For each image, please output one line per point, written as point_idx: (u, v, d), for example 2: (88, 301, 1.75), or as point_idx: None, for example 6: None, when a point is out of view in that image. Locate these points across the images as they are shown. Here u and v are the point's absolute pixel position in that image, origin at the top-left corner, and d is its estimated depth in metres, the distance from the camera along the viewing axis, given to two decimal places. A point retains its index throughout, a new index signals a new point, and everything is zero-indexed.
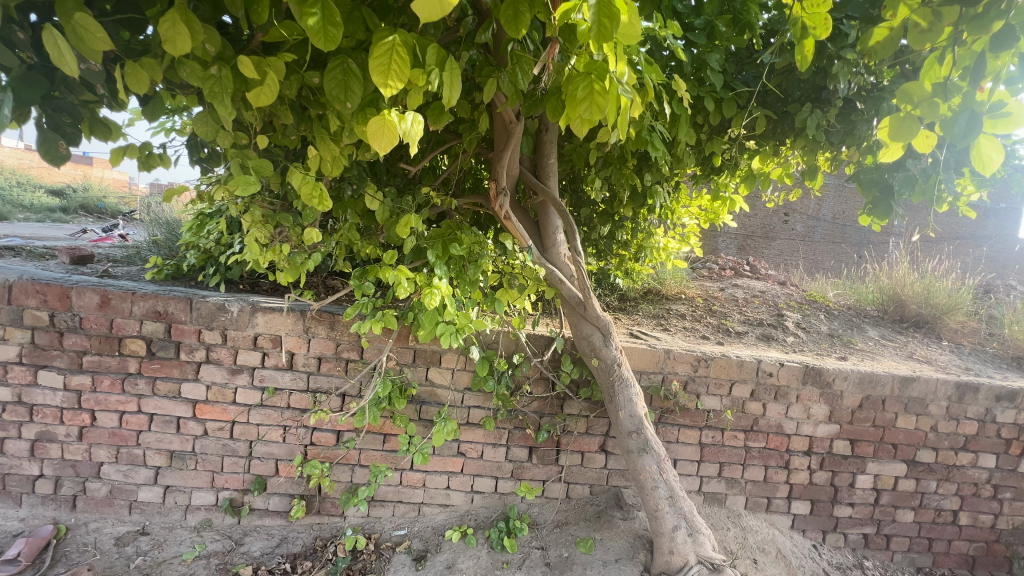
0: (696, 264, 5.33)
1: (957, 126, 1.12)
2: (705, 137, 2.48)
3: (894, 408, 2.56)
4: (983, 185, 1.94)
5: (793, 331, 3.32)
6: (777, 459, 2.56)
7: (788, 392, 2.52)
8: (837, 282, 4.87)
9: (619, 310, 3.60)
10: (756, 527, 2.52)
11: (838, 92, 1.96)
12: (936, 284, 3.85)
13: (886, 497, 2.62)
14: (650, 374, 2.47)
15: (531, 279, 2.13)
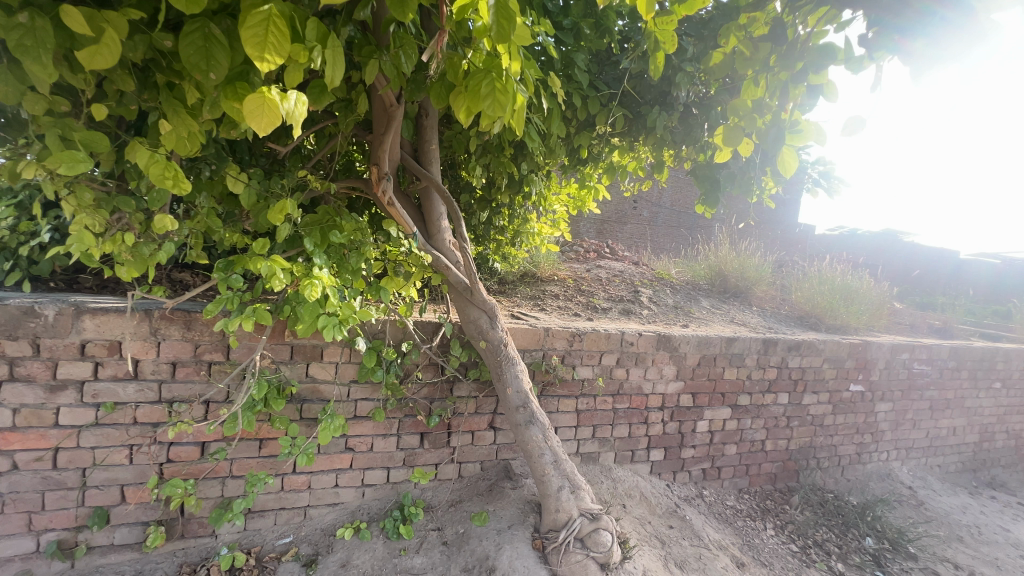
0: (565, 248, 5.76)
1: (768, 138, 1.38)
2: (574, 131, 2.70)
3: (722, 363, 3.13)
4: (780, 181, 2.45)
5: (646, 305, 3.81)
6: (638, 416, 2.96)
7: (645, 357, 2.92)
8: (678, 262, 5.70)
9: (499, 293, 3.75)
10: (623, 477, 2.89)
11: (680, 98, 2.29)
12: (747, 262, 4.75)
13: (717, 436, 3.21)
14: (532, 351, 2.65)
15: (417, 266, 2.12)
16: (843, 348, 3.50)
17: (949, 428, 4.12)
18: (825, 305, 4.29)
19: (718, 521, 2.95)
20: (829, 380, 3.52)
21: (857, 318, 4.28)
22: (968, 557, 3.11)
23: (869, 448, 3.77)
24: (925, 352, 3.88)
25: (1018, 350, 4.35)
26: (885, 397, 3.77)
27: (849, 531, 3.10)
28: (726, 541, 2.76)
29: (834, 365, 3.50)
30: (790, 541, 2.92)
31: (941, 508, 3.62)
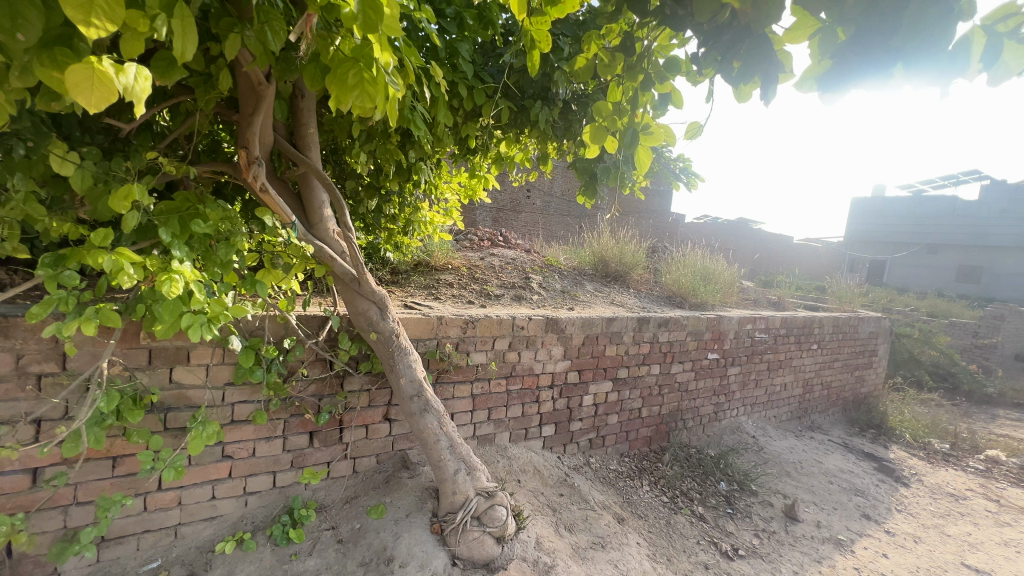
0: (459, 236, 5.80)
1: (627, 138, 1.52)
2: (461, 121, 2.72)
3: (603, 341, 3.43)
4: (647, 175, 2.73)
5: (537, 290, 4.01)
6: (530, 395, 3.13)
7: (535, 339, 3.08)
8: (566, 249, 6.05)
9: (391, 283, 3.67)
10: (518, 454, 3.04)
11: (559, 94, 2.43)
12: (625, 248, 5.21)
13: (601, 408, 3.52)
14: (426, 340, 2.66)
15: (297, 257, 2.00)
16: (702, 322, 4.04)
17: (781, 384, 4.98)
18: (688, 285, 4.88)
19: (602, 484, 3.25)
20: (691, 350, 4.03)
21: (713, 296, 4.95)
22: (794, 487, 3.81)
23: (724, 407, 4.41)
24: (763, 322, 4.63)
25: (828, 317, 5.38)
26: (734, 362, 4.43)
27: (708, 478, 3.61)
28: (609, 500, 3.07)
29: (695, 337, 4.03)
30: (661, 493, 3.33)
31: (776, 451, 4.38)
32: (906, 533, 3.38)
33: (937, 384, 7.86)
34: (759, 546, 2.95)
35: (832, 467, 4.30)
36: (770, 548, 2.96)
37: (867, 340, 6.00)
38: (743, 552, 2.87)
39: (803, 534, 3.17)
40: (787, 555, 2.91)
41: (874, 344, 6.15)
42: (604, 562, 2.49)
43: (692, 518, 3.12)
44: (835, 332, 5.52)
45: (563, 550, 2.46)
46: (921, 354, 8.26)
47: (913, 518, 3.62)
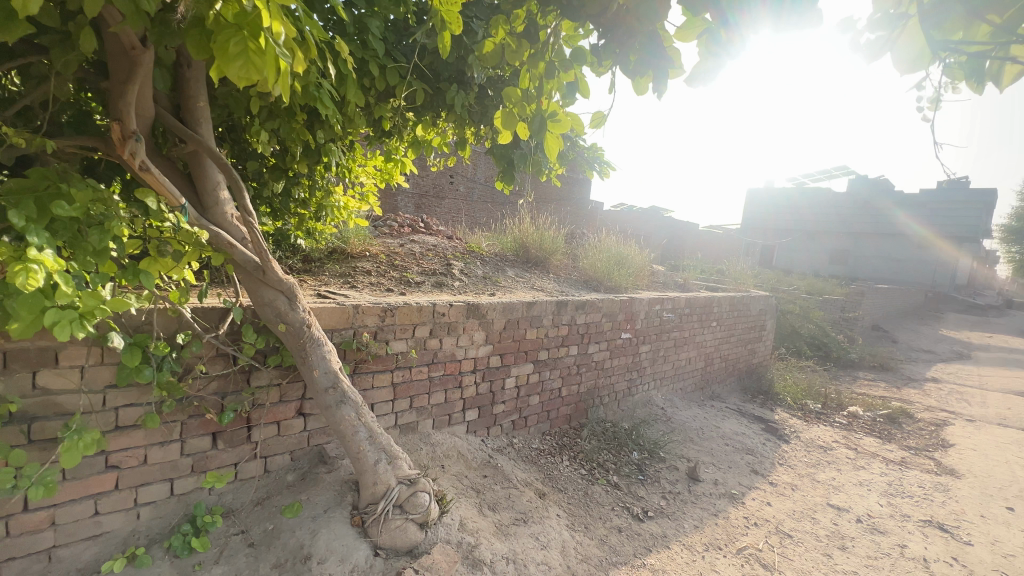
0: (378, 222, 5.61)
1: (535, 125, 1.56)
2: (373, 101, 2.62)
3: (524, 325, 3.51)
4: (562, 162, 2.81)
5: (458, 277, 3.99)
6: (452, 381, 3.13)
7: (456, 326, 3.09)
8: (488, 235, 6.08)
9: (303, 271, 3.46)
10: (442, 440, 3.05)
11: (475, 79, 2.41)
12: (545, 234, 5.35)
13: (523, 390, 3.61)
14: (341, 330, 2.56)
15: (189, 244, 1.83)
16: (616, 304, 4.29)
17: (686, 359, 5.43)
18: (604, 269, 5.13)
19: (525, 463, 3.36)
20: (606, 331, 4.27)
21: (626, 279, 5.25)
22: (696, 451, 4.20)
23: (636, 382, 4.72)
24: (670, 303, 5.01)
25: (725, 297, 5.94)
26: (645, 340, 4.76)
27: (622, 449, 3.87)
28: (531, 478, 3.18)
29: (610, 319, 4.26)
30: (580, 467, 3.51)
31: (681, 420, 4.79)
32: (786, 483, 3.88)
33: (813, 353, 9.03)
34: (666, 506, 3.23)
35: (728, 431, 4.79)
36: (675, 507, 3.25)
37: (757, 316, 6.72)
38: (652, 513, 3.12)
39: (703, 492, 3.52)
40: (689, 512, 3.21)
41: (764, 319, 6.90)
42: (526, 536, 2.59)
43: (607, 487, 3.33)
44: (731, 310, 6.12)
45: (487, 529, 2.52)
46: (801, 327, 9.42)
47: (791, 469, 4.15)
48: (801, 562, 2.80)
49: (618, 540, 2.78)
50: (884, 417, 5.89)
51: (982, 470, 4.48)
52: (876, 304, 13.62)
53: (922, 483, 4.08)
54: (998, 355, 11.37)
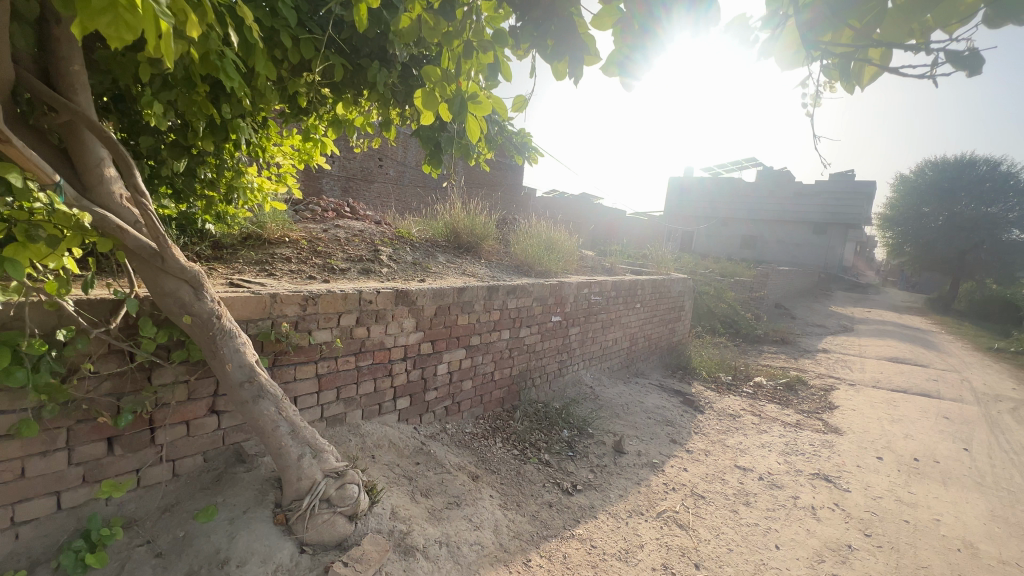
0: (299, 206, 5.29)
1: (455, 106, 1.54)
2: (287, 75, 2.44)
3: (455, 311, 3.50)
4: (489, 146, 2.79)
5: (386, 263, 3.88)
6: (382, 370, 3.06)
7: (385, 313, 3.01)
8: (419, 220, 5.95)
9: (213, 258, 3.19)
10: (372, 430, 2.98)
11: (398, 57, 2.32)
12: (476, 220, 5.33)
13: (455, 375, 3.61)
14: (257, 321, 2.40)
15: (69, 228, 1.62)
16: (546, 289, 4.39)
17: (612, 339, 5.70)
18: (534, 255, 5.22)
19: (458, 448, 3.38)
20: (537, 314, 4.36)
21: (556, 264, 5.38)
22: (622, 426, 4.44)
23: (566, 364, 4.89)
24: (597, 286, 5.21)
25: (648, 280, 6.28)
26: (574, 323, 4.92)
27: (553, 428, 4.00)
28: (464, 462, 3.21)
29: (540, 303, 4.36)
30: (512, 448, 3.60)
31: (609, 397, 5.03)
32: (701, 449, 4.22)
33: (725, 330, 9.84)
34: (593, 479, 3.40)
35: (651, 405, 5.12)
36: (602, 479, 3.42)
37: (677, 297, 7.18)
38: (580, 486, 3.27)
39: (627, 464, 3.74)
40: (614, 482, 3.40)
41: (683, 300, 7.39)
42: (459, 519, 2.61)
43: (539, 465, 3.44)
44: (653, 292, 6.49)
45: (420, 515, 2.52)
46: (716, 306, 10.22)
47: (705, 436, 4.53)
48: (712, 519, 3.08)
49: (549, 514, 2.89)
50: (783, 385, 6.57)
51: (860, 427, 5.16)
52: (778, 284, 15.07)
53: (813, 441, 4.62)
54: (874, 327, 13.08)
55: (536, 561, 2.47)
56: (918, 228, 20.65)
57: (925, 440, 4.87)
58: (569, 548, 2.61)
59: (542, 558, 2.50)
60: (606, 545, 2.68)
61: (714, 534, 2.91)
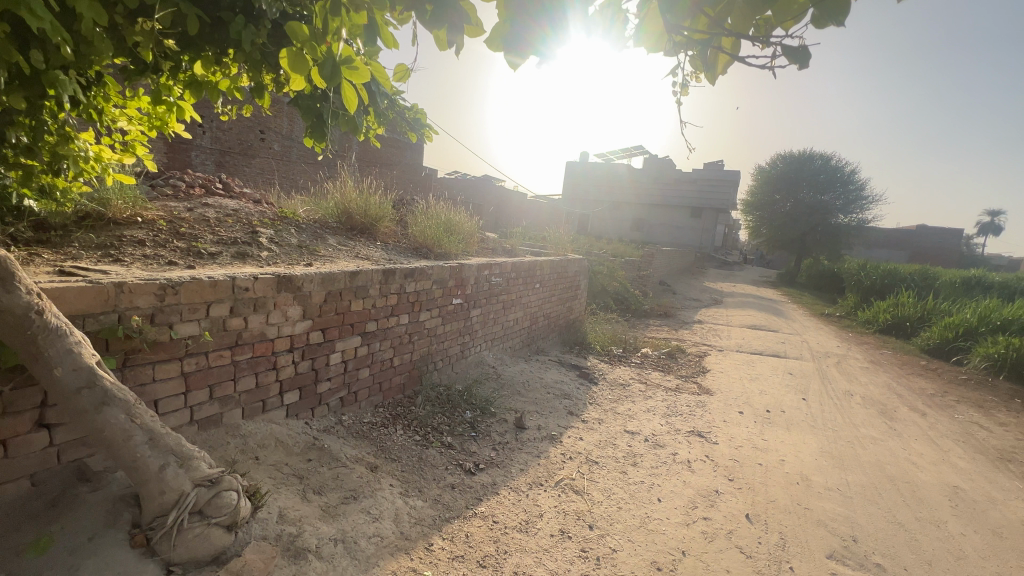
0: (156, 180, 4.57)
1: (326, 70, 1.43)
2: (123, 21, 2.04)
3: (348, 297, 3.29)
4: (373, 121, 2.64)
5: (266, 247, 3.51)
6: (264, 363, 2.79)
7: (265, 302, 2.73)
8: (306, 199, 5.48)
9: (36, 242, 2.63)
10: (255, 429, 2.72)
11: (267, 12, 2.05)
12: (370, 200, 5.04)
13: (350, 364, 3.42)
14: (99, 316, 2.03)
15: None
16: (445, 271, 4.32)
17: (513, 319, 5.82)
18: (433, 237, 5.09)
19: (355, 439, 3.23)
20: (437, 297, 4.28)
21: (455, 246, 5.32)
22: (522, 402, 4.58)
23: (468, 345, 4.89)
24: (497, 268, 5.25)
25: (546, 261, 6.48)
26: (476, 304, 4.93)
27: (456, 411, 3.99)
28: (362, 453, 3.08)
29: (440, 286, 4.28)
30: (414, 434, 3.53)
31: (510, 375, 5.15)
32: (595, 418, 4.51)
33: (617, 306, 10.58)
34: (495, 457, 3.47)
35: (550, 380, 5.34)
36: (504, 456, 3.51)
37: (573, 277, 7.52)
38: (483, 465, 3.32)
39: (528, 438, 3.87)
40: (515, 458, 3.50)
41: (579, 280, 7.77)
42: (356, 513, 2.51)
43: (441, 449, 3.42)
44: (551, 272, 6.71)
45: (312, 514, 2.37)
46: (609, 285, 10.92)
47: (599, 406, 4.84)
48: (604, 482, 3.31)
49: (451, 496, 2.89)
50: (666, 354, 7.26)
51: (726, 387, 5.89)
52: (662, 263, 16.53)
53: (689, 403, 5.17)
54: (738, 299, 14.98)
55: (438, 545, 2.46)
56: (772, 213, 23.90)
57: (775, 394, 5.72)
58: (471, 527, 2.64)
59: (444, 541, 2.50)
60: (508, 519, 2.76)
61: (606, 496, 3.14)
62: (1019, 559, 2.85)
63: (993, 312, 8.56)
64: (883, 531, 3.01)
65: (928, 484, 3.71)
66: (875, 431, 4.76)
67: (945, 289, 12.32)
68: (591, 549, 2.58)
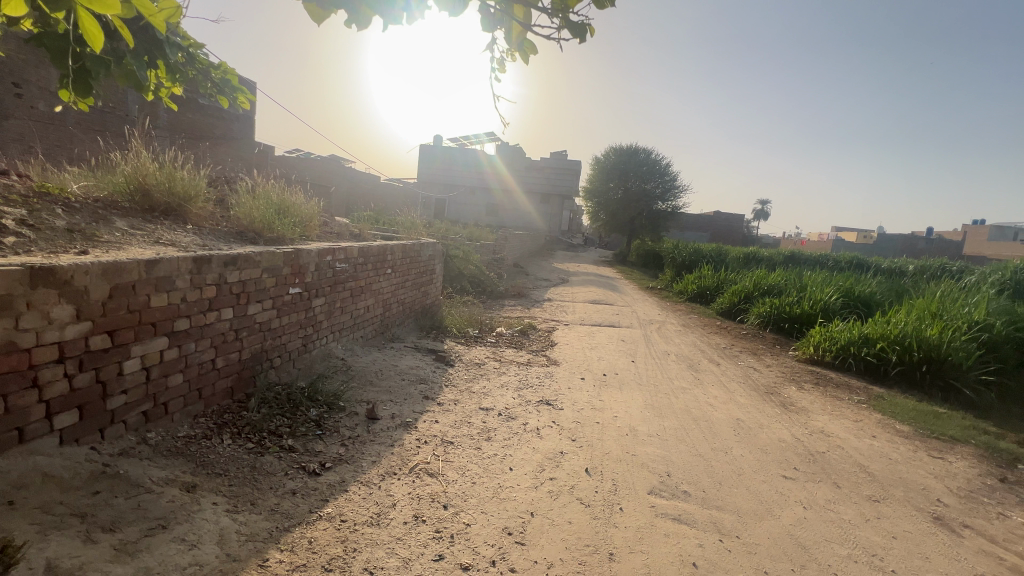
0: None
1: None
2: None
3: (145, 291, 2.73)
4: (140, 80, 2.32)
5: (15, 231, 2.69)
6: (18, 381, 2.17)
7: (12, 302, 2.10)
8: (81, 172, 4.35)
9: None
10: (8, 467, 2.10)
11: None
12: (176, 175, 4.20)
13: (155, 371, 2.86)
14: None
15: None
16: (278, 258, 3.87)
17: (364, 307, 5.51)
18: (261, 220, 4.50)
19: (166, 459, 2.72)
20: (269, 287, 3.82)
21: (291, 231, 4.79)
22: (375, 393, 4.38)
23: (311, 338, 4.49)
24: (342, 253, 4.89)
25: (398, 244, 6.25)
26: (318, 293, 4.53)
27: (298, 410, 3.63)
28: (175, 473, 2.61)
29: (272, 274, 3.82)
30: (245, 442, 3.12)
31: (361, 366, 4.88)
32: (450, 400, 4.53)
33: (473, 289, 10.78)
34: (344, 453, 3.25)
35: (405, 366, 5.20)
36: (353, 451, 3.31)
37: (428, 261, 7.41)
38: (329, 464, 3.09)
39: (381, 429, 3.71)
40: (367, 451, 3.33)
41: (434, 263, 7.68)
42: (166, 543, 2.12)
43: (279, 454, 3.08)
44: (403, 257, 6.50)
45: (101, 556, 1.94)
46: (465, 268, 11.05)
47: (454, 387, 4.88)
48: (459, 461, 3.36)
49: (291, 503, 2.63)
50: (519, 332, 7.65)
51: (571, 357, 6.45)
52: (515, 246, 17.28)
53: (539, 375, 5.53)
54: (582, 277, 16.48)
55: (275, 559, 2.22)
56: (607, 199, 26.70)
57: (610, 360, 6.44)
58: (316, 532, 2.44)
59: (283, 552, 2.26)
60: (357, 515, 2.62)
61: (461, 473, 3.19)
62: (777, 467, 3.69)
63: (762, 279, 10.87)
64: (689, 463, 3.62)
65: (720, 420, 4.57)
66: (684, 382, 5.69)
67: (731, 263, 15.27)
68: (445, 528, 2.59)
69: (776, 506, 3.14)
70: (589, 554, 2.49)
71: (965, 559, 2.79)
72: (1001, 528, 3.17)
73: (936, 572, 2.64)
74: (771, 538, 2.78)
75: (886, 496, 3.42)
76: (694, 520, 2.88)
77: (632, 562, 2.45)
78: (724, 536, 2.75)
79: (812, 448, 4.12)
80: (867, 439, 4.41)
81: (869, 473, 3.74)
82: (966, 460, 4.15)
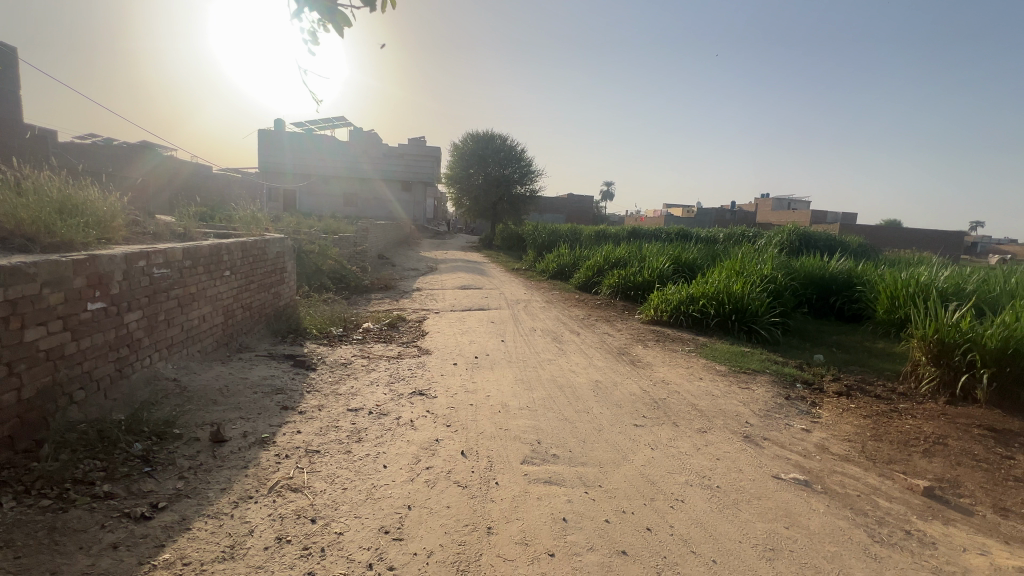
0: None
1: None
2: None
3: None
4: None
5: None
6: None
7: None
8: None
9: None
10: None
11: None
12: None
13: None
14: None
15: None
16: (65, 268, 3.12)
17: (197, 317, 4.77)
18: (33, 221, 3.56)
19: None
20: (57, 306, 3.07)
21: (81, 234, 3.88)
22: (221, 412, 3.84)
23: (127, 361, 3.74)
24: (161, 256, 4.14)
25: (235, 242, 5.51)
26: (131, 306, 3.78)
27: (115, 448, 3.01)
28: None
29: (57, 289, 3.07)
30: (38, 501, 2.49)
31: (201, 384, 4.23)
32: (314, 407, 4.19)
33: (335, 286, 10.06)
34: (184, 487, 2.80)
35: (256, 378, 4.64)
36: (196, 482, 2.87)
37: (276, 259, 6.69)
38: (164, 503, 2.64)
39: (230, 451, 3.28)
40: (214, 479, 2.92)
41: (284, 261, 6.96)
42: None
43: (91, 505, 2.54)
44: (244, 256, 5.76)
45: None
46: (324, 264, 10.27)
47: (318, 392, 4.52)
48: (327, 469, 3.14)
49: (112, 559, 2.19)
50: (387, 325, 7.39)
51: (443, 344, 6.44)
52: (379, 237, 16.59)
53: (411, 367, 5.42)
54: (450, 264, 16.46)
55: None
56: (469, 185, 26.98)
57: (481, 342, 6.59)
58: None
59: None
60: (205, 553, 2.30)
61: (330, 482, 2.99)
62: (629, 418, 4.18)
63: (611, 253, 12.05)
64: (557, 429, 3.89)
65: (582, 384, 4.99)
66: (550, 355, 6.08)
67: (585, 241, 16.70)
68: (314, 543, 2.41)
69: (630, 452, 3.56)
70: (468, 533, 2.54)
71: (765, 465, 3.49)
72: (788, 435, 4.04)
73: (746, 479, 3.26)
74: (627, 481, 3.15)
75: (711, 426, 4.10)
76: (563, 479, 3.12)
77: (509, 530, 2.57)
78: (589, 488, 3.04)
79: (656, 396, 4.74)
80: (696, 382, 5.22)
81: (698, 410, 4.45)
82: (764, 386, 5.18)
